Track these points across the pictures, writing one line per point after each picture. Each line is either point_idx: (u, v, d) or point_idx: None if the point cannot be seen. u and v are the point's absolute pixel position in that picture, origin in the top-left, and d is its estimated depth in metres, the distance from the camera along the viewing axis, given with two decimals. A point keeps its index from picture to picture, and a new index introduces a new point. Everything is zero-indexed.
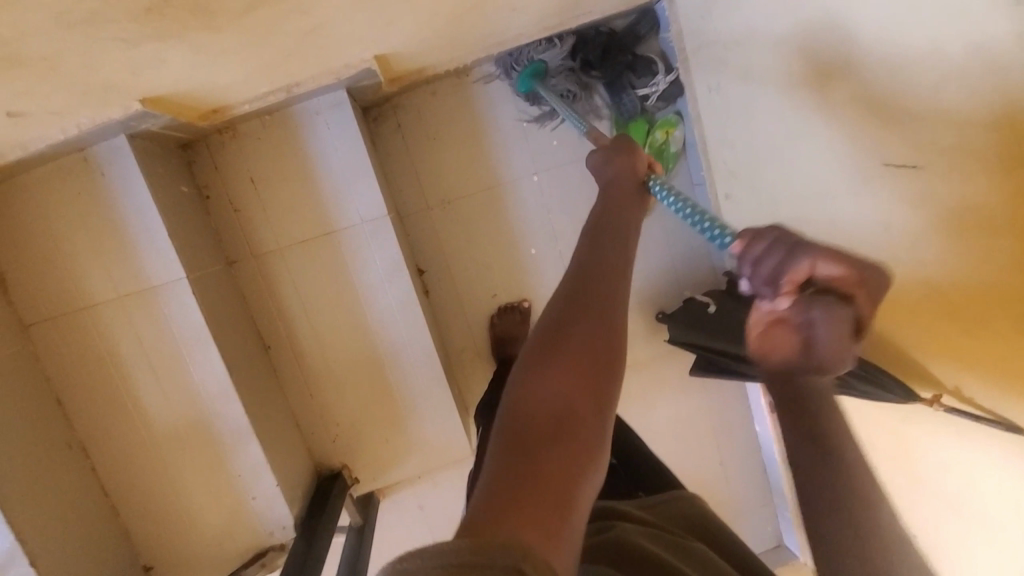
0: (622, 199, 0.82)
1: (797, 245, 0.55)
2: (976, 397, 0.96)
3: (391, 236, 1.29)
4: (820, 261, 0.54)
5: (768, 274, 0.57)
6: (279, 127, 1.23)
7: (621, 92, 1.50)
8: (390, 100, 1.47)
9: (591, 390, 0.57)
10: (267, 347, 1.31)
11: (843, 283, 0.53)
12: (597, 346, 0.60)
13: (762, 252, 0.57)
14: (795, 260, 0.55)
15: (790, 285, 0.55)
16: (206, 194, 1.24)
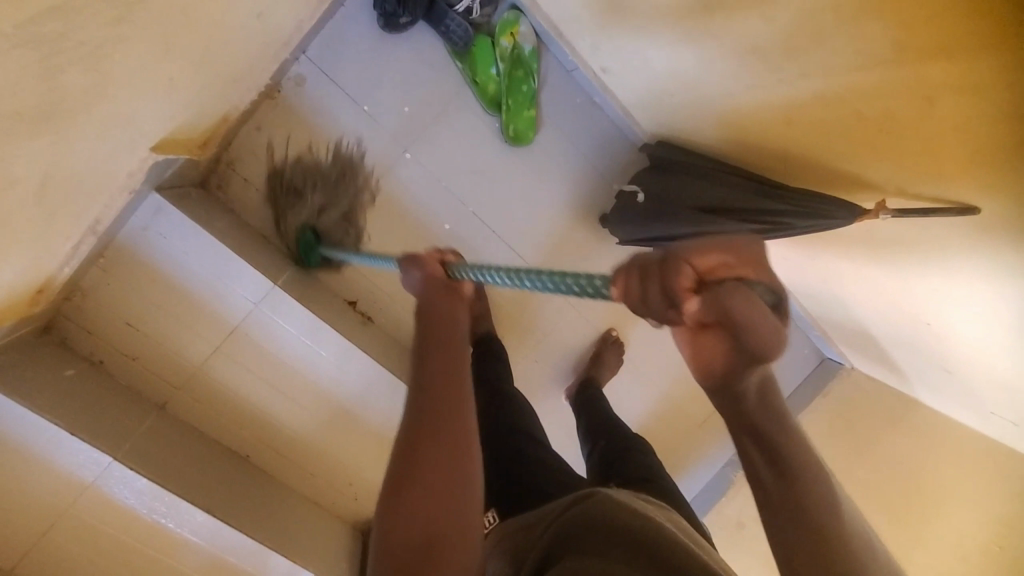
0: (438, 294, 0.73)
1: (674, 251, 0.44)
2: (924, 186, 0.85)
3: (291, 302, 1.21)
4: (697, 256, 0.43)
5: (652, 302, 0.45)
6: (119, 262, 1.12)
7: (445, 19, 1.30)
8: (222, 159, 1.31)
9: (452, 520, 0.56)
10: (246, 457, 1.28)
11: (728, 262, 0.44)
12: (456, 449, 0.59)
13: (649, 292, 0.45)
14: (677, 277, 0.43)
15: (687, 298, 0.44)
16: (99, 360, 1.16)
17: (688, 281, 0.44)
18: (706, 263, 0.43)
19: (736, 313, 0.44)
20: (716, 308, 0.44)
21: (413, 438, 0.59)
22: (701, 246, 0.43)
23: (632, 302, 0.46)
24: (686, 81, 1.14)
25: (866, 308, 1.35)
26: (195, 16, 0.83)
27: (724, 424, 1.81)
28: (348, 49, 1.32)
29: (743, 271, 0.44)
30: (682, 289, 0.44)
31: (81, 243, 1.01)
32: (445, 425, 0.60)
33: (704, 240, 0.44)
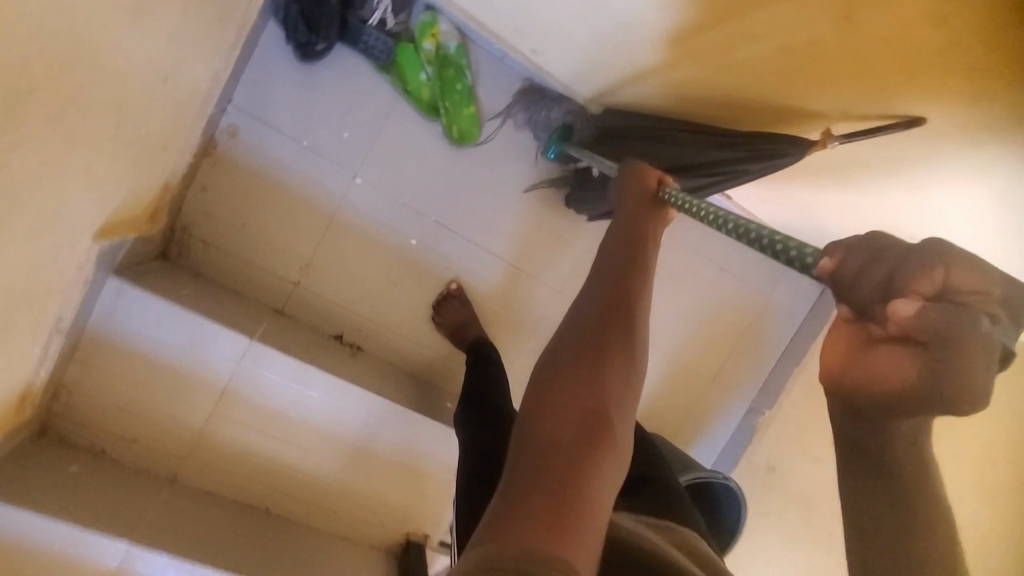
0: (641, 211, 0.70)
1: (920, 251, 0.38)
2: (870, 101, 0.81)
3: (273, 352, 1.22)
4: (942, 265, 0.37)
5: (866, 278, 0.41)
6: (95, 351, 1.13)
7: (361, 37, 1.26)
8: (176, 227, 1.30)
9: (603, 395, 0.51)
10: (266, 509, 1.31)
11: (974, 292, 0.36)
12: (613, 358, 0.54)
13: (854, 273, 0.42)
14: (913, 274, 0.38)
15: (899, 294, 0.39)
16: (100, 448, 1.17)
17: (910, 296, 0.38)
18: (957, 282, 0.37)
19: (935, 345, 0.37)
20: (926, 326, 0.37)
21: (577, 337, 0.55)
22: (935, 263, 0.37)
23: (843, 280, 0.43)
24: (611, 48, 1.11)
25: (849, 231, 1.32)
26: (100, 99, 0.82)
27: (736, 373, 1.80)
28: (273, 90, 1.29)
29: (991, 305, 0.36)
30: (910, 289, 0.38)
31: (51, 343, 1.02)
32: (624, 326, 0.56)
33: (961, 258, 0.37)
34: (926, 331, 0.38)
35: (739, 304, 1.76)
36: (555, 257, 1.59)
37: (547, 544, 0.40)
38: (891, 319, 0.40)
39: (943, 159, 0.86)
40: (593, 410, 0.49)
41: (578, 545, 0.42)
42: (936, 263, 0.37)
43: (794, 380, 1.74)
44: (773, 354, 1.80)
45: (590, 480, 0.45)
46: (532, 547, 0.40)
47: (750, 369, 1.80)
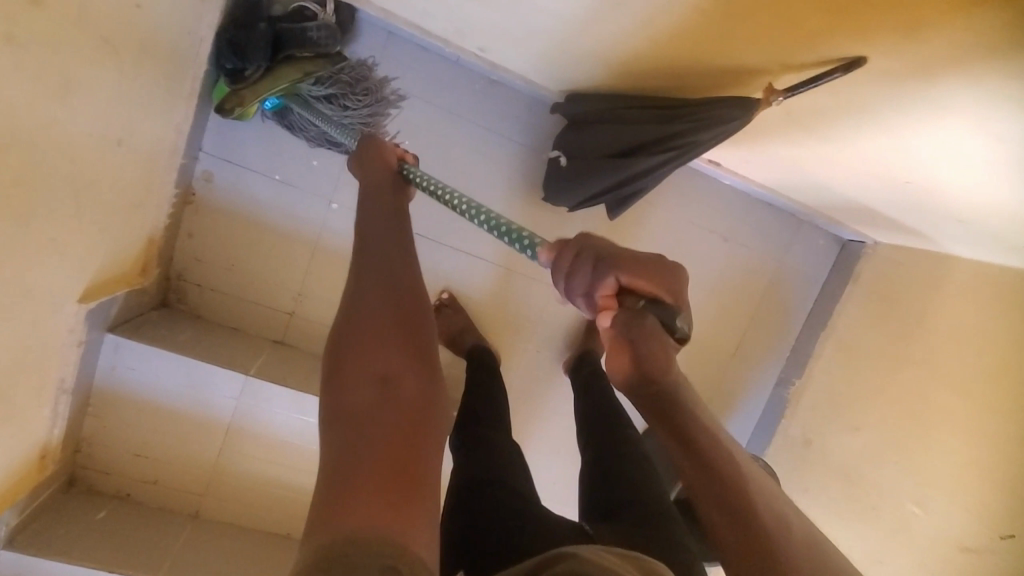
0: (387, 187, 0.75)
1: (602, 261, 0.63)
2: (812, 39, 0.74)
3: (267, 384, 1.25)
4: (619, 273, 0.63)
5: (583, 288, 0.65)
6: (106, 404, 1.20)
7: (300, 33, 1.18)
8: (171, 275, 1.36)
9: (402, 361, 0.56)
10: (288, 535, 1.35)
11: (640, 287, 0.64)
12: (407, 325, 0.58)
13: (568, 279, 0.66)
14: (599, 283, 0.63)
15: (603, 297, 0.64)
16: (127, 492, 1.25)
17: (610, 288, 0.64)
18: (632, 284, 0.63)
19: (638, 330, 0.63)
20: (621, 323, 0.64)
21: (369, 313, 0.58)
22: (630, 267, 0.63)
23: (563, 280, 0.66)
24: (547, 36, 1.07)
25: (846, 181, 1.22)
26: (54, 165, 0.87)
27: (758, 346, 1.71)
28: (240, 132, 1.34)
29: (654, 291, 0.64)
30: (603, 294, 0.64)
31: (59, 403, 1.08)
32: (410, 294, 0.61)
33: (639, 259, 0.63)
34: (627, 323, 0.64)
35: (750, 273, 1.67)
36: None
37: (395, 520, 0.45)
38: (606, 320, 0.65)
39: (898, 94, 0.79)
40: (392, 377, 0.54)
41: (422, 506, 0.47)
42: (618, 271, 0.63)
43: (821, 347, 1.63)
44: (798, 321, 1.72)
45: (413, 445, 0.50)
46: (378, 531, 0.44)
47: (772, 341, 1.71)
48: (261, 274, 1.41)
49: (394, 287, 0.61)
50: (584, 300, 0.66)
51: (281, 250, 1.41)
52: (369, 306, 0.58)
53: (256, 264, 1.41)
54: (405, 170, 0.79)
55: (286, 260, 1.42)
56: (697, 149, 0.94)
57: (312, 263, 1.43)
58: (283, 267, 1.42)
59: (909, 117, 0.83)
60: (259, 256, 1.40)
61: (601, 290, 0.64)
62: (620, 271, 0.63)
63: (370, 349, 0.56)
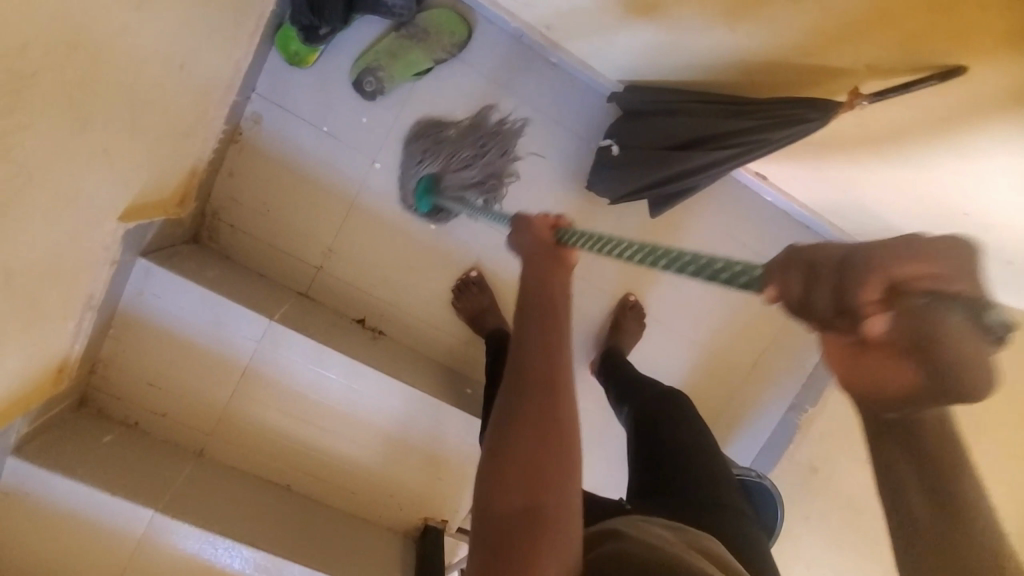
0: (547, 266, 0.83)
1: (853, 258, 0.36)
2: None
3: (288, 333, 1.24)
4: (895, 266, 0.34)
5: (830, 302, 0.37)
6: (127, 329, 1.19)
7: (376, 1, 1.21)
8: (206, 212, 1.36)
9: (550, 470, 0.63)
10: (288, 487, 1.33)
11: (941, 284, 0.34)
12: (551, 436, 0.65)
13: (800, 290, 0.39)
14: (857, 291, 0.35)
15: (870, 310, 0.36)
16: (135, 421, 1.24)
17: (876, 292, 0.35)
18: (906, 276, 0.34)
19: (933, 339, 0.35)
20: (900, 338, 0.36)
21: (519, 416, 0.67)
22: (902, 250, 0.34)
23: (792, 302, 0.39)
24: (621, 18, 1.06)
25: (898, 208, 1.20)
26: (118, 74, 0.86)
27: (776, 367, 1.69)
28: (295, 79, 1.33)
29: (948, 282, 0.34)
30: (866, 304, 0.36)
31: (83, 320, 1.08)
32: (543, 404, 0.67)
33: (916, 239, 0.35)
34: (906, 340, 0.36)
35: None
36: None
37: None
38: (874, 332, 0.37)
39: None
40: (535, 499, 0.60)
41: None
42: (893, 267, 0.34)
43: None
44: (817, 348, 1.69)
45: (541, 538, 0.58)
46: None
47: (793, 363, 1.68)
48: (297, 224, 1.41)
49: (545, 392, 0.68)
50: (835, 320, 0.38)
51: (318, 202, 1.40)
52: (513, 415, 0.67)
53: (291, 213, 1.40)
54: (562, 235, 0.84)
55: (322, 213, 1.41)
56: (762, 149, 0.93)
57: (348, 220, 1.42)
58: (319, 221, 1.41)
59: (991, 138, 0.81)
60: (295, 205, 1.40)
61: (866, 296, 0.35)
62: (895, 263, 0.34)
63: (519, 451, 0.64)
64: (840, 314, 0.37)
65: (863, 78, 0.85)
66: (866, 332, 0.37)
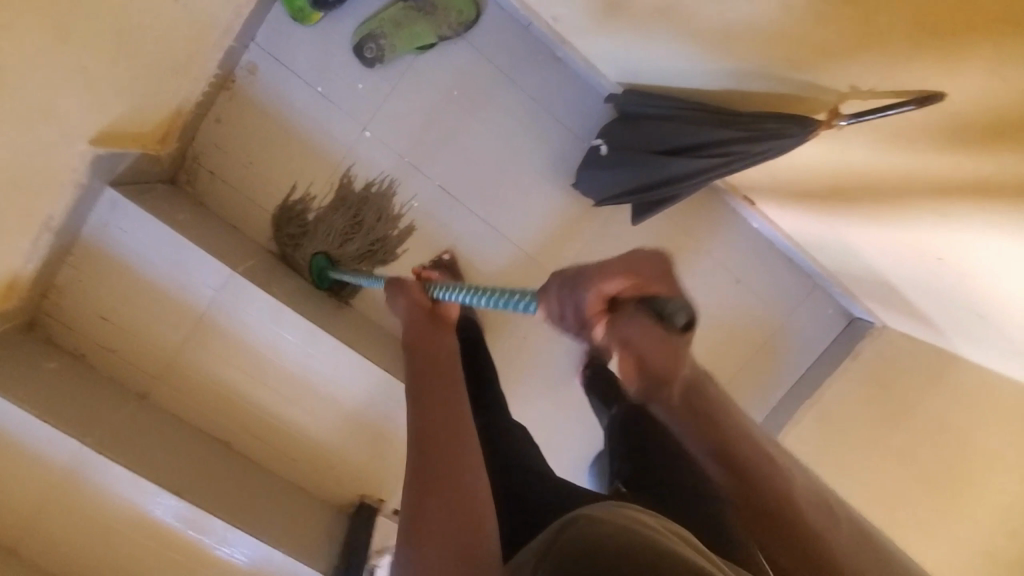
0: (424, 319, 0.81)
1: (583, 274, 0.59)
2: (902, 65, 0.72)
3: (250, 286, 1.22)
4: (601, 285, 0.57)
5: (578, 318, 0.60)
6: (86, 257, 1.16)
7: None
8: (188, 154, 1.34)
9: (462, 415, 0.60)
10: (228, 443, 1.30)
11: (631, 289, 0.57)
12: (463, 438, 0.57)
13: (561, 305, 0.61)
14: (585, 302, 0.58)
15: (597, 316, 0.59)
16: (80, 354, 1.20)
17: (598, 302, 0.58)
18: (610, 290, 0.57)
19: (631, 329, 0.59)
20: (615, 329, 0.60)
21: (428, 386, 0.63)
22: (605, 271, 0.57)
23: (559, 315, 0.62)
24: (626, 17, 1.05)
25: (875, 249, 1.21)
26: None
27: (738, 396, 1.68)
28: (296, 35, 1.33)
29: (641, 287, 0.57)
30: (594, 311, 0.59)
31: (39, 241, 1.05)
32: (439, 375, 0.65)
33: (619, 259, 0.57)
34: (622, 331, 0.60)
35: (752, 322, 1.64)
36: (561, 243, 1.52)
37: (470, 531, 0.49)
38: (601, 329, 0.61)
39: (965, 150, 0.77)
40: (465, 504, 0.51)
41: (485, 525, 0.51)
42: (597, 284, 0.57)
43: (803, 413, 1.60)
44: (784, 383, 1.66)
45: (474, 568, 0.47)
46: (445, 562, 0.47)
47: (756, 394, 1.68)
48: (279, 181, 1.39)
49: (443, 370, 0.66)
50: (582, 327, 0.62)
51: (302, 162, 1.39)
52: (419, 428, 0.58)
53: (275, 170, 1.39)
54: (434, 293, 0.90)
55: (306, 174, 1.40)
56: (743, 160, 0.90)
57: (331, 184, 1.41)
58: (301, 180, 1.40)
59: (971, 183, 0.80)
60: (278, 163, 1.39)
61: (583, 300, 0.58)
62: (591, 281, 0.57)
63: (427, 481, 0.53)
64: (582, 320, 0.60)
65: (852, 103, 0.84)
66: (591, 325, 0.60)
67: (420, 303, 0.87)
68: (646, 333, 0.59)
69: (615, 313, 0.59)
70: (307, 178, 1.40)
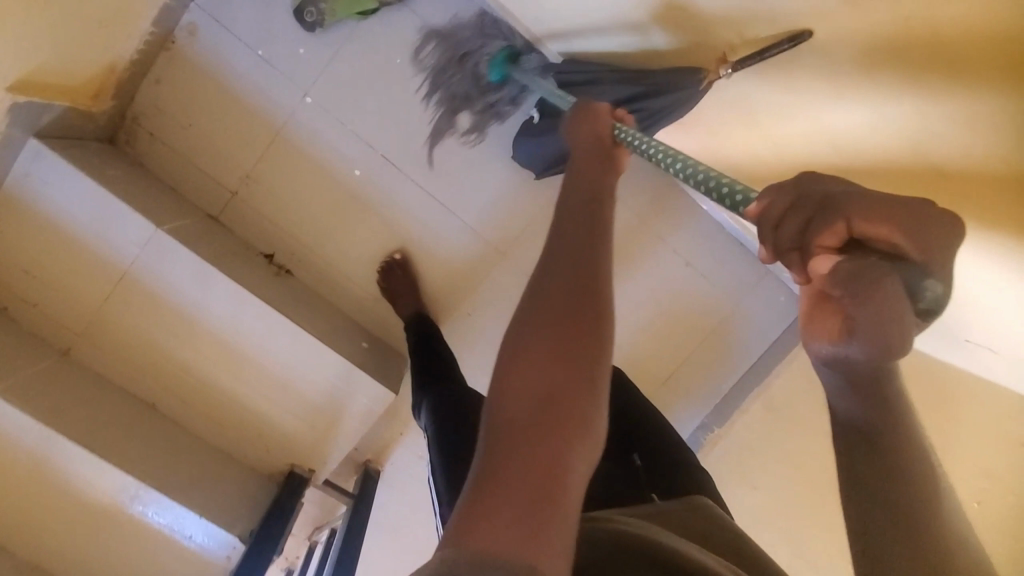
0: (597, 159, 0.70)
1: (830, 203, 0.43)
2: None
3: (175, 244, 1.21)
4: (854, 213, 0.41)
5: (791, 242, 0.45)
6: (8, 209, 1.15)
7: None
8: (126, 115, 1.34)
9: (570, 367, 0.49)
10: (153, 404, 1.29)
11: (888, 237, 0.41)
12: (580, 330, 0.50)
13: (777, 222, 0.46)
14: (819, 230, 0.43)
15: (821, 252, 0.43)
16: (2, 308, 1.19)
17: (834, 234, 0.43)
18: (867, 232, 0.41)
19: (873, 291, 0.40)
20: (840, 279, 0.42)
21: (551, 300, 0.52)
22: (874, 207, 0.41)
23: (765, 221, 0.47)
24: None
25: None
26: None
27: (685, 381, 1.65)
28: None
29: (899, 244, 0.41)
30: (820, 243, 0.43)
31: None
32: (572, 287, 0.53)
33: (886, 201, 0.41)
34: (840, 285, 0.41)
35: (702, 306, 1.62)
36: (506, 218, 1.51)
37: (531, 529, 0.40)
38: (821, 268, 0.43)
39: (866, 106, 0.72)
40: (553, 396, 0.46)
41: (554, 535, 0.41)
42: (850, 213, 0.42)
43: (750, 401, 1.56)
44: (735, 371, 1.63)
45: (557, 463, 0.43)
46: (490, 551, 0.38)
47: (706, 380, 1.65)
48: (220, 145, 1.39)
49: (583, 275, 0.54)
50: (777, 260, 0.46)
51: (243, 127, 1.39)
52: (540, 299, 0.52)
53: (216, 134, 1.38)
54: (616, 131, 0.76)
55: (246, 139, 1.39)
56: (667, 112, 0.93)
57: (271, 151, 1.41)
58: (241, 146, 1.40)
59: None
60: (219, 127, 1.38)
61: (836, 225, 0.42)
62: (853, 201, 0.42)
63: (516, 355, 0.49)
64: (808, 254, 0.44)
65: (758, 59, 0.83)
66: (821, 271, 0.43)
67: (601, 136, 0.75)
68: (889, 317, 0.40)
69: (856, 258, 0.41)
70: (246, 143, 1.40)
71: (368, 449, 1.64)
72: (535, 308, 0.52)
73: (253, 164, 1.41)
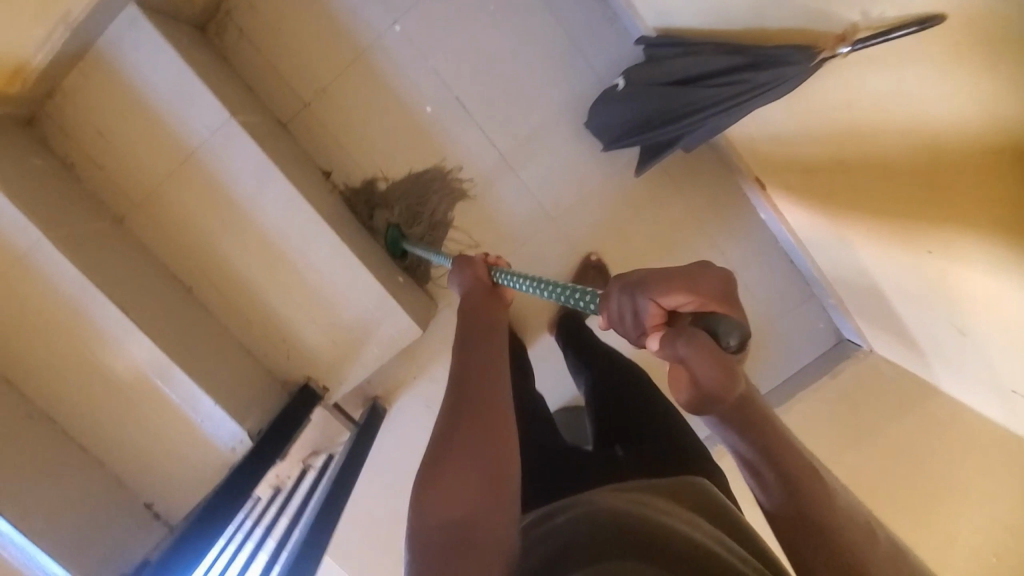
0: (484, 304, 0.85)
1: (642, 287, 0.55)
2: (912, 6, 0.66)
3: (244, 136, 1.23)
4: (659, 296, 0.54)
5: (635, 326, 0.56)
6: (96, 69, 1.19)
7: None
8: (221, 7, 1.36)
9: (487, 491, 0.59)
10: (189, 289, 1.32)
11: (693, 305, 0.53)
12: (490, 463, 0.61)
13: (616, 312, 0.58)
14: (645, 308, 0.55)
15: (650, 328, 0.55)
16: (70, 162, 1.23)
17: (655, 314, 0.55)
18: (668, 302, 0.53)
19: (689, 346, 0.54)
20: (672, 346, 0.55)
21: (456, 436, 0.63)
22: (665, 282, 0.53)
23: (613, 318, 0.59)
24: None
25: (871, 251, 1.14)
26: None
27: None
28: None
29: (702, 305, 0.53)
30: (647, 320, 0.55)
31: (52, 34, 1.06)
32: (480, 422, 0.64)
33: (674, 272, 0.54)
34: (674, 348, 0.54)
35: None
36: (563, 186, 1.50)
37: None
38: (652, 342, 0.56)
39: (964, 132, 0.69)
40: (471, 527, 0.57)
41: None
42: (654, 293, 0.54)
43: None
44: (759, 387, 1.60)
45: None
46: None
47: None
48: (303, 55, 1.41)
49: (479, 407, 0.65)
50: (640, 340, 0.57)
51: (329, 41, 1.40)
52: (450, 441, 0.62)
53: (301, 43, 1.40)
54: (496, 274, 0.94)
55: (329, 53, 1.41)
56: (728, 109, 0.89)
57: (351, 71, 1.42)
58: (323, 60, 1.41)
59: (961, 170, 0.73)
60: (307, 36, 1.40)
61: (645, 308, 0.55)
62: (652, 287, 0.54)
63: (438, 495, 0.59)
64: (643, 333, 0.56)
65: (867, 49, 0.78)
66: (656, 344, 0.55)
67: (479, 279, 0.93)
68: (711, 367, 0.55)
69: (677, 331, 0.54)
70: (329, 58, 1.41)
71: (380, 384, 1.65)
72: (450, 441, 0.62)
73: (331, 81, 1.43)
